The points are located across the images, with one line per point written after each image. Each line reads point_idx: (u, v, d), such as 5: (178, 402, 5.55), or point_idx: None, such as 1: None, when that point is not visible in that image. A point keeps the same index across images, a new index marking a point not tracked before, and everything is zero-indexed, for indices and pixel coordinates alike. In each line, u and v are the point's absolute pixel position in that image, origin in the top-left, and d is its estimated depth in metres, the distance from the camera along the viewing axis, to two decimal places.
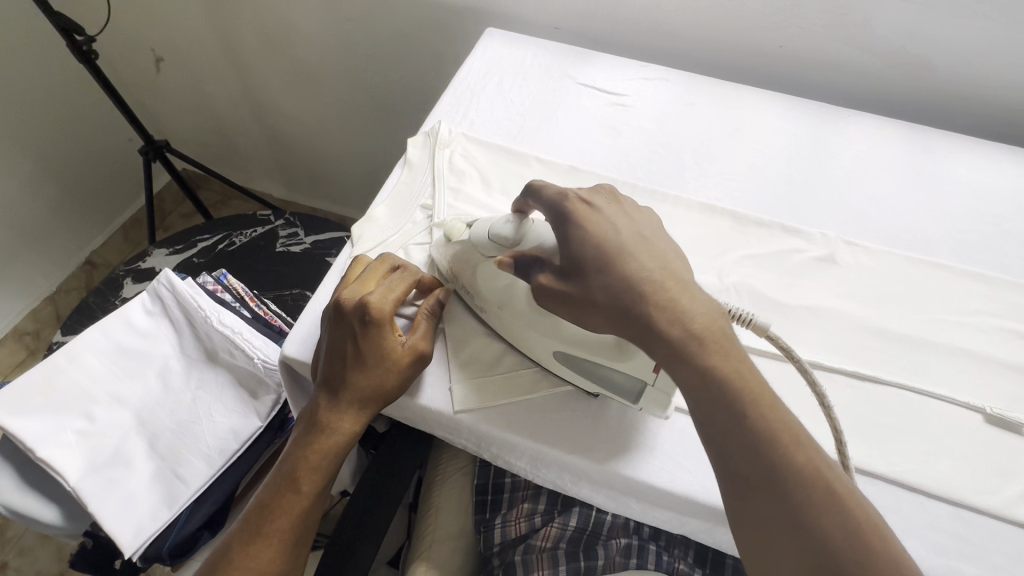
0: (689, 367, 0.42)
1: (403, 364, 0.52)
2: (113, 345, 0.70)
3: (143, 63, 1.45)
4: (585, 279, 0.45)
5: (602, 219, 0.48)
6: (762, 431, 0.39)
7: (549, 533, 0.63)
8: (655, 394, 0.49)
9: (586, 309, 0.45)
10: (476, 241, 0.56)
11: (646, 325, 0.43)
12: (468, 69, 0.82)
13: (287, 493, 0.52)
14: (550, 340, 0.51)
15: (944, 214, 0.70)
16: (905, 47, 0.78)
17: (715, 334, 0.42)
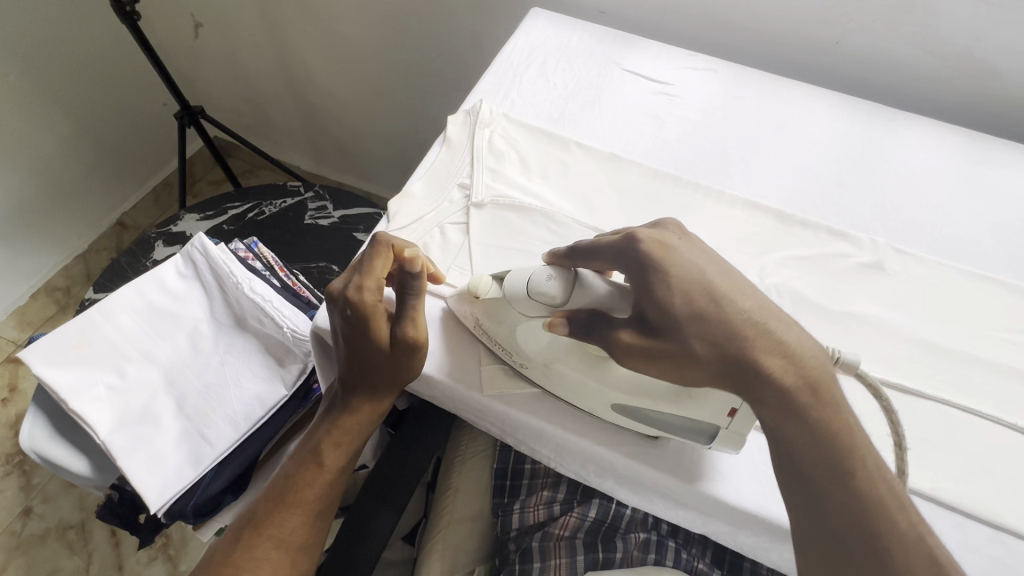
0: (798, 424, 0.41)
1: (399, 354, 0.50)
2: (146, 304, 0.71)
3: (183, 27, 1.46)
4: (681, 331, 0.42)
5: (682, 258, 0.44)
6: (866, 492, 0.40)
7: (568, 523, 0.62)
8: (726, 435, 0.46)
9: (685, 364, 0.42)
10: (509, 296, 0.49)
11: (752, 376, 0.41)
12: (511, 49, 0.81)
13: (308, 466, 0.54)
14: (615, 399, 0.48)
15: (1001, 227, 0.67)
16: (971, 50, 0.74)
17: (822, 383, 0.42)
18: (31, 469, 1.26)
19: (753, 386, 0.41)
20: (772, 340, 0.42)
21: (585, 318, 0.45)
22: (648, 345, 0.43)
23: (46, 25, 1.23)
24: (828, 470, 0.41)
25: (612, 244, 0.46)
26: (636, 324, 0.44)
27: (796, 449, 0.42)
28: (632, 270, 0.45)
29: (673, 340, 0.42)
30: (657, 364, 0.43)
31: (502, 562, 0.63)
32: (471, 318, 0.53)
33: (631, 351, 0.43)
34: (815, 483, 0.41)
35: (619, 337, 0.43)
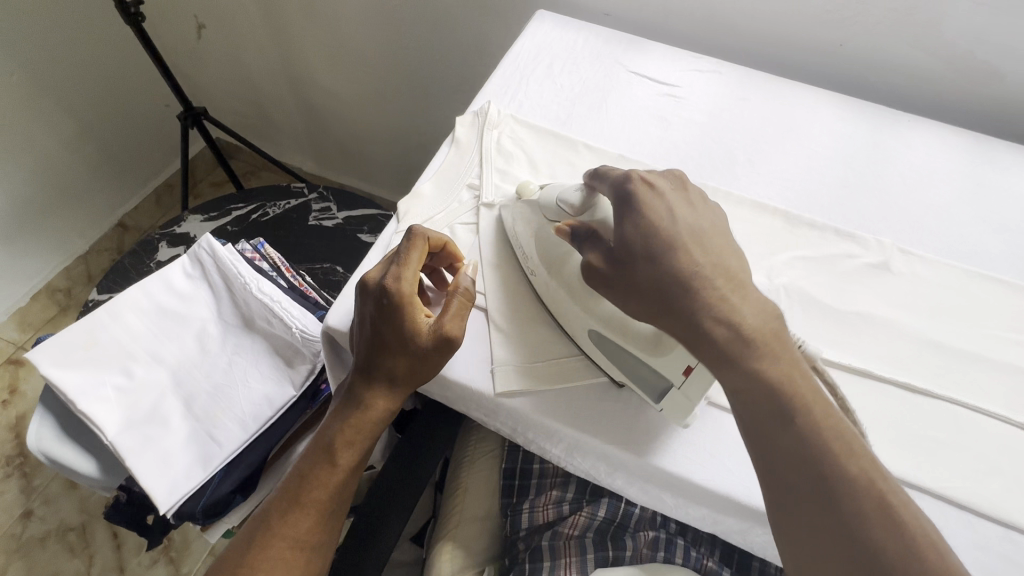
0: (737, 373, 0.42)
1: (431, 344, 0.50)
2: (153, 305, 0.71)
3: (185, 29, 1.46)
4: (631, 266, 0.46)
5: (661, 204, 0.47)
6: (814, 442, 0.40)
7: (577, 521, 0.61)
8: (677, 398, 0.48)
9: (632, 293, 0.46)
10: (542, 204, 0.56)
11: (691, 319, 0.43)
12: (518, 51, 0.81)
13: (323, 464, 0.53)
14: (591, 326, 0.51)
15: (1005, 228, 0.67)
16: (975, 53, 0.75)
17: (768, 339, 0.43)
18: (32, 470, 1.26)
19: (698, 330, 0.43)
20: (719, 285, 0.44)
21: (586, 231, 0.50)
22: (606, 270, 0.47)
23: (49, 26, 1.23)
24: (781, 429, 0.41)
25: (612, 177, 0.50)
26: (603, 251, 0.48)
27: (752, 409, 0.42)
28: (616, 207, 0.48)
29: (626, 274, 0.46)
30: (613, 289, 0.47)
31: (512, 561, 0.62)
32: (510, 224, 0.59)
33: (592, 272, 0.48)
34: (772, 444, 0.41)
35: (586, 260, 0.48)
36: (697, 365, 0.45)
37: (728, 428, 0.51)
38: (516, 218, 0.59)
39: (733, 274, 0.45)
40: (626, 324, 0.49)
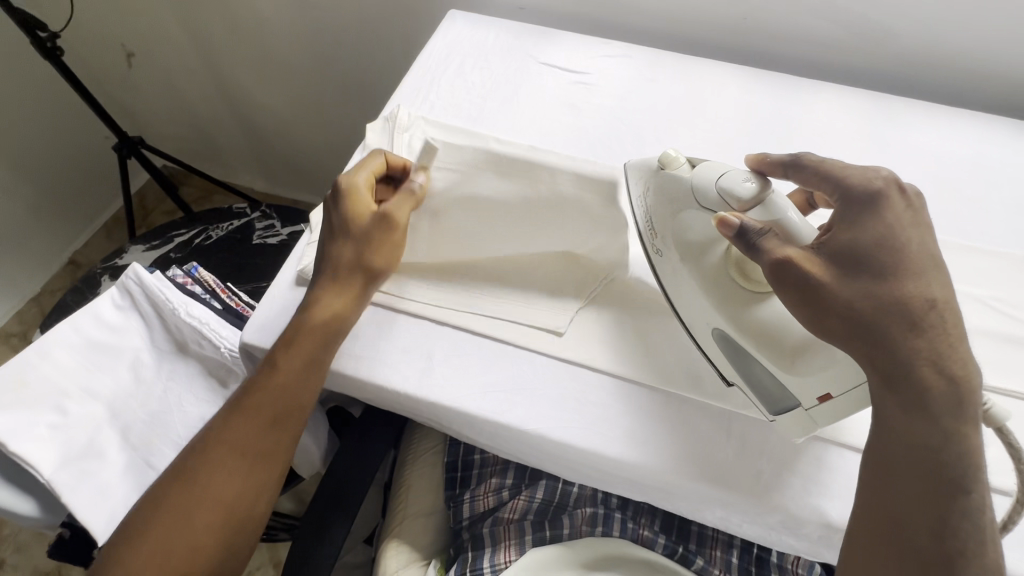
0: (911, 398, 0.42)
1: (332, 277, 0.56)
2: (83, 339, 0.70)
3: (114, 58, 1.44)
4: (848, 282, 0.43)
5: (909, 229, 0.45)
6: (956, 474, 0.41)
7: (516, 506, 0.64)
8: (803, 417, 0.47)
9: (833, 315, 0.42)
10: (698, 186, 0.49)
11: (889, 346, 0.42)
12: (429, 52, 0.82)
13: (241, 412, 0.55)
14: (717, 325, 0.49)
15: (905, 181, 0.70)
16: (867, 15, 0.78)
17: (965, 379, 0.42)
18: None
19: (903, 369, 0.41)
20: (934, 330, 0.42)
21: (753, 234, 0.44)
22: (811, 273, 0.43)
23: None
24: (928, 468, 0.42)
25: (860, 178, 0.46)
26: (812, 257, 0.44)
27: (905, 427, 0.42)
28: (842, 207, 0.46)
29: (830, 292, 0.43)
30: (802, 296, 0.43)
31: (457, 551, 0.64)
32: (644, 190, 0.54)
33: (794, 268, 0.43)
34: (911, 467, 0.42)
35: (791, 256, 0.43)
36: (839, 393, 0.44)
37: (635, 399, 0.54)
38: (654, 190, 0.53)
39: (951, 321, 0.43)
40: (787, 336, 0.45)
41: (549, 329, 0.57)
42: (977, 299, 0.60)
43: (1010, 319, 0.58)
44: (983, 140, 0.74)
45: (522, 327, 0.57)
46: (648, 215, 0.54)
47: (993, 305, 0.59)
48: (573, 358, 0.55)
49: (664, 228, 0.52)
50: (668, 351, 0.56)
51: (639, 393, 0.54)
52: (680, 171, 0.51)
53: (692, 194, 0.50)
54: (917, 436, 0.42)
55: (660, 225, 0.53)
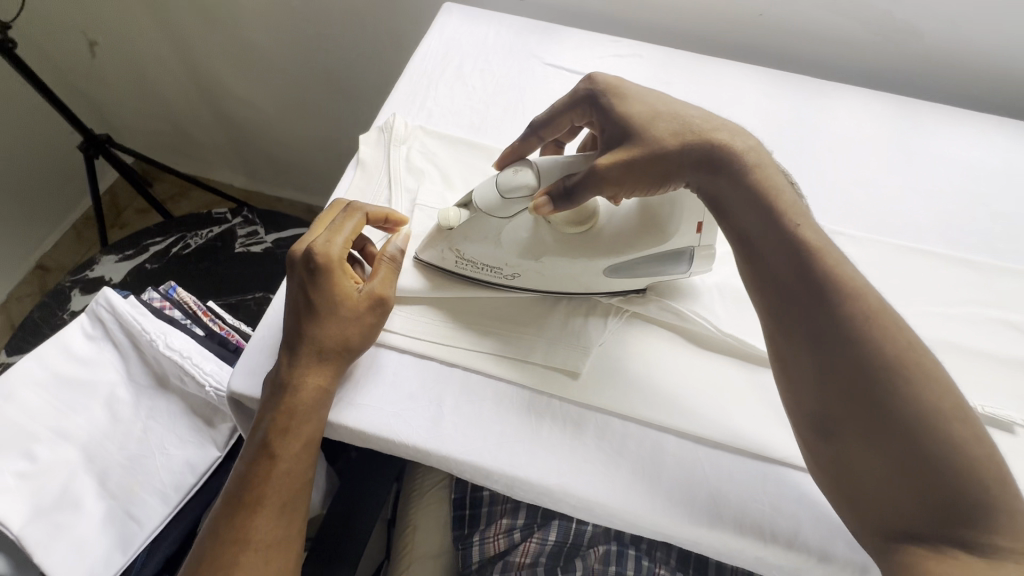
0: (811, 291, 0.42)
1: (314, 357, 0.48)
2: (52, 375, 0.64)
3: (75, 49, 1.33)
4: (642, 140, 0.47)
5: (630, 91, 0.51)
6: (899, 382, 0.39)
7: (528, 549, 0.61)
8: (702, 254, 0.54)
9: (648, 171, 0.46)
10: (484, 207, 0.51)
11: (784, 246, 0.44)
12: (425, 51, 0.75)
13: (242, 517, 0.46)
14: (608, 264, 0.53)
15: (934, 195, 0.67)
16: (892, 13, 0.73)
17: (788, 206, 0.45)
18: None
19: (795, 260, 0.43)
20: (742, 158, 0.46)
21: (564, 188, 0.47)
22: (624, 159, 0.46)
23: None
24: (835, 348, 0.41)
25: (572, 97, 0.54)
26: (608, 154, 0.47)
27: (789, 301, 0.43)
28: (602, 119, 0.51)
29: (643, 158, 0.46)
30: (640, 173, 0.46)
31: None
32: (438, 252, 0.54)
33: (611, 169, 0.46)
34: (817, 353, 0.42)
35: (598, 163, 0.46)
36: (705, 216, 0.51)
37: (664, 446, 0.50)
38: (461, 245, 0.53)
39: (717, 122, 0.48)
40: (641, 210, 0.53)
41: (565, 368, 0.53)
42: (1014, 327, 0.57)
43: None
44: (1013, 149, 0.70)
45: (538, 367, 0.53)
46: (472, 260, 0.54)
47: None
48: (595, 405, 0.51)
49: (500, 259, 0.54)
50: (694, 391, 0.52)
51: (669, 440, 0.50)
52: (457, 213, 0.52)
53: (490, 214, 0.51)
54: (798, 304, 0.43)
55: (483, 256, 0.54)
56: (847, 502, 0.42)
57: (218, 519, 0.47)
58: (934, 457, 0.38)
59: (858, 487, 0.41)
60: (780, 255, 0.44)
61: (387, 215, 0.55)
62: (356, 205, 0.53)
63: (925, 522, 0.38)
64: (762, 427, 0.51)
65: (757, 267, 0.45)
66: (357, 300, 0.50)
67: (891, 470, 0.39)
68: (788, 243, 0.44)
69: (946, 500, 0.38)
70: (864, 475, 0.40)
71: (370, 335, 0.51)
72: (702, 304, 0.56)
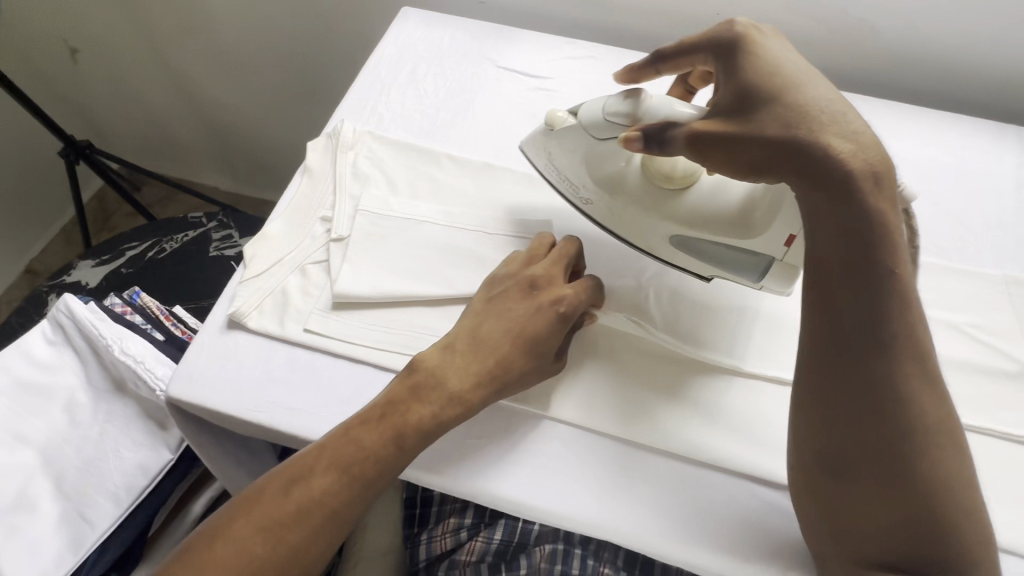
0: (866, 302, 0.39)
1: (487, 379, 0.47)
2: (11, 381, 0.66)
3: (58, 56, 1.35)
4: (752, 119, 0.42)
5: (768, 48, 0.45)
6: (921, 425, 0.39)
7: (473, 548, 0.61)
8: (779, 271, 0.50)
9: (755, 150, 0.42)
10: (587, 123, 0.53)
11: (866, 259, 0.39)
12: (379, 56, 0.76)
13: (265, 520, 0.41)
14: (671, 232, 0.53)
15: None
16: (845, 12, 0.73)
17: (898, 254, 0.40)
18: None
19: (867, 275, 0.39)
20: (865, 184, 0.39)
21: (659, 131, 0.46)
22: (721, 133, 0.43)
23: None
24: (883, 367, 0.39)
25: (707, 36, 0.49)
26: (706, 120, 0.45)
27: (848, 345, 0.40)
28: (723, 72, 0.47)
29: (741, 140, 0.42)
30: (729, 155, 0.43)
31: None
32: (545, 155, 0.58)
33: (704, 137, 0.43)
34: (863, 400, 0.40)
35: (690, 126, 0.44)
36: (800, 233, 0.47)
37: (593, 448, 0.50)
38: (557, 149, 0.57)
39: (844, 119, 0.41)
40: (716, 211, 0.51)
41: None
42: (953, 327, 0.57)
43: (991, 349, 0.55)
44: (964, 147, 0.70)
45: None
46: (560, 171, 0.58)
47: (970, 333, 0.56)
48: (533, 407, 0.52)
49: (579, 176, 0.56)
50: (631, 392, 0.52)
51: (598, 442, 0.51)
52: (566, 114, 0.56)
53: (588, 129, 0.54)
54: (863, 349, 0.40)
55: (570, 170, 0.57)
56: (827, 523, 0.42)
57: (269, 483, 0.43)
58: (928, 523, 0.39)
59: (847, 531, 0.41)
60: (858, 291, 0.40)
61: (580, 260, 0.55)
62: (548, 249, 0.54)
63: (899, 552, 0.40)
64: (696, 428, 0.51)
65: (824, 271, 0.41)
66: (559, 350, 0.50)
67: (887, 513, 0.40)
68: (871, 290, 0.39)
69: (926, 559, 0.39)
70: (857, 521, 0.41)
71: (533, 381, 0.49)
72: (639, 306, 0.57)
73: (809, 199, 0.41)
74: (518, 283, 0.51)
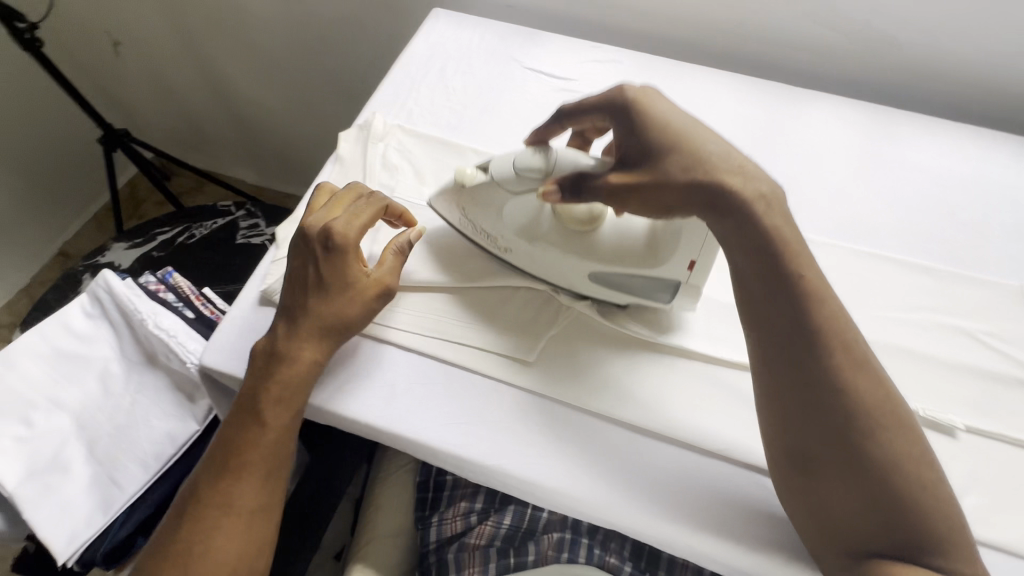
0: (790, 317, 0.44)
1: (312, 332, 0.51)
2: (51, 350, 0.70)
3: (101, 48, 1.40)
4: (655, 165, 0.47)
5: (661, 107, 0.49)
6: (867, 422, 0.43)
7: (483, 531, 0.64)
8: (687, 289, 0.54)
9: (661, 194, 0.47)
10: (499, 178, 0.54)
11: (778, 279, 0.45)
12: (411, 54, 0.79)
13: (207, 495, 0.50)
14: (590, 271, 0.55)
15: (901, 203, 0.67)
16: (869, 23, 0.74)
17: (800, 260, 0.45)
18: None
19: (790, 293, 0.44)
20: (757, 208, 0.45)
21: (574, 182, 0.49)
22: (632, 183, 0.47)
23: None
24: (810, 376, 0.44)
25: (606, 99, 0.52)
26: (618, 171, 0.49)
27: (787, 355, 0.45)
28: (625, 129, 0.50)
29: (654, 188, 0.47)
30: (644, 200, 0.48)
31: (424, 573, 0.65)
32: (455, 208, 0.59)
33: (619, 190, 0.48)
34: (808, 401, 0.44)
35: (607, 179, 0.48)
36: (699, 255, 0.51)
37: (609, 434, 0.52)
38: (467, 205, 0.58)
39: (732, 160, 0.47)
40: (634, 244, 0.54)
41: (517, 356, 0.55)
42: (966, 333, 0.57)
43: (1004, 357, 0.56)
44: (984, 159, 0.70)
45: (487, 353, 0.55)
46: (478, 225, 0.58)
47: (983, 341, 0.57)
48: (556, 396, 0.53)
49: (499, 229, 0.57)
50: (645, 383, 0.54)
51: (615, 429, 0.52)
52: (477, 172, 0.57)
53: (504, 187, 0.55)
54: (797, 358, 0.44)
55: (487, 225, 0.58)
56: (806, 520, 0.45)
57: (205, 470, 0.51)
58: (897, 506, 0.42)
59: (829, 521, 0.44)
60: (782, 307, 0.45)
61: (402, 213, 0.59)
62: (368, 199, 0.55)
63: (880, 542, 0.42)
64: (705, 420, 0.52)
65: (749, 288, 0.46)
66: (365, 282, 0.52)
67: (859, 505, 0.43)
68: (798, 304, 0.44)
69: (905, 550, 0.42)
70: (835, 511, 0.44)
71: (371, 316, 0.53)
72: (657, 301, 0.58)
73: (728, 227, 0.46)
74: (296, 247, 0.54)
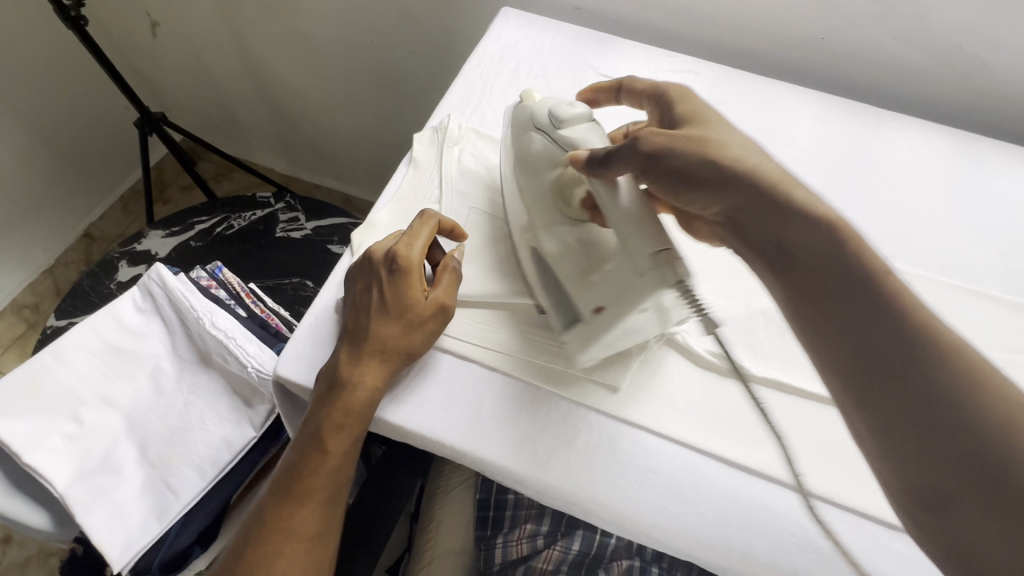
0: (859, 314, 0.40)
1: (374, 356, 0.49)
2: (101, 343, 0.67)
3: (138, 28, 1.37)
4: (685, 153, 0.48)
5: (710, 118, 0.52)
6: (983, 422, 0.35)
7: (551, 556, 0.63)
8: (582, 331, 0.51)
9: (693, 179, 0.48)
10: (536, 115, 0.57)
11: (845, 279, 0.41)
12: (482, 53, 0.76)
13: (274, 526, 0.47)
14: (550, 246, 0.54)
15: (993, 236, 0.65)
16: (962, 45, 0.71)
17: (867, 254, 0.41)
18: None
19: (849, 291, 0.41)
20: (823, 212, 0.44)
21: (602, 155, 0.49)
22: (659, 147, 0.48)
23: None
24: (894, 381, 0.38)
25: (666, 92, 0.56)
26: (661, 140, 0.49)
27: (857, 356, 0.39)
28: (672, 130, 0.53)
29: (673, 160, 0.48)
30: (667, 179, 0.49)
31: None
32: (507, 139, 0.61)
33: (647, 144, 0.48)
34: (895, 403, 0.37)
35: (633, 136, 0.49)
36: (607, 306, 0.48)
37: (705, 467, 0.50)
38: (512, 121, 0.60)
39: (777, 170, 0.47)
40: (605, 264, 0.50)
41: (603, 381, 0.53)
42: None
43: None
44: None
45: (569, 372, 0.53)
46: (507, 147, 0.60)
47: None
48: (645, 426, 0.51)
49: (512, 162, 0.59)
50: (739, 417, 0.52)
51: (710, 465, 0.50)
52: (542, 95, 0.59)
53: (546, 131, 0.56)
54: (888, 368, 0.38)
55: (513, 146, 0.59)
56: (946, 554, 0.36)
57: (269, 494, 0.48)
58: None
59: (981, 567, 0.33)
60: (854, 311, 0.40)
61: (454, 227, 0.56)
62: (428, 217, 0.54)
63: None
64: (802, 460, 0.50)
65: (815, 287, 0.42)
66: (423, 304, 0.51)
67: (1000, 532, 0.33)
68: (868, 304, 0.40)
69: None
70: (973, 540, 0.34)
71: (430, 341, 0.51)
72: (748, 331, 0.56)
73: (775, 225, 0.45)
74: (360, 270, 0.53)
